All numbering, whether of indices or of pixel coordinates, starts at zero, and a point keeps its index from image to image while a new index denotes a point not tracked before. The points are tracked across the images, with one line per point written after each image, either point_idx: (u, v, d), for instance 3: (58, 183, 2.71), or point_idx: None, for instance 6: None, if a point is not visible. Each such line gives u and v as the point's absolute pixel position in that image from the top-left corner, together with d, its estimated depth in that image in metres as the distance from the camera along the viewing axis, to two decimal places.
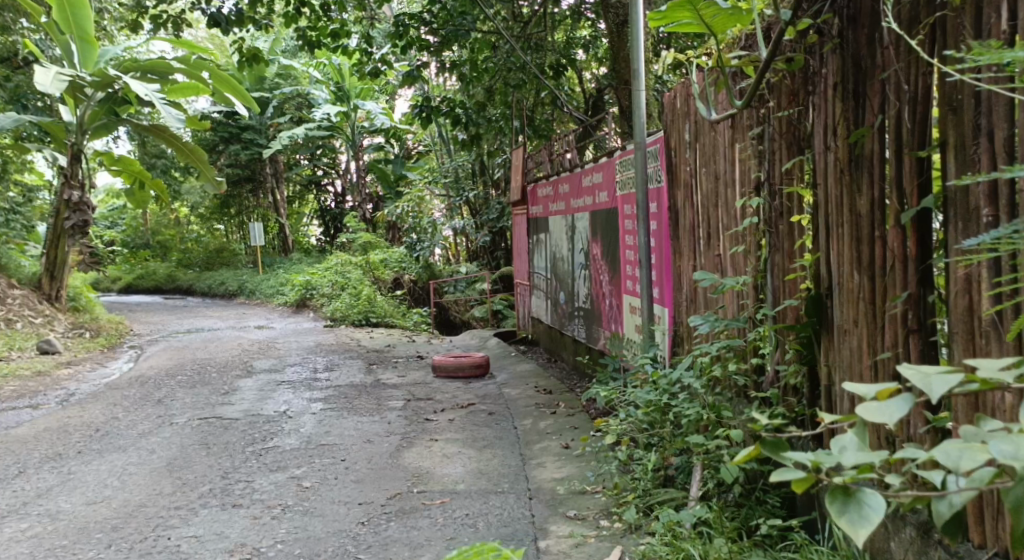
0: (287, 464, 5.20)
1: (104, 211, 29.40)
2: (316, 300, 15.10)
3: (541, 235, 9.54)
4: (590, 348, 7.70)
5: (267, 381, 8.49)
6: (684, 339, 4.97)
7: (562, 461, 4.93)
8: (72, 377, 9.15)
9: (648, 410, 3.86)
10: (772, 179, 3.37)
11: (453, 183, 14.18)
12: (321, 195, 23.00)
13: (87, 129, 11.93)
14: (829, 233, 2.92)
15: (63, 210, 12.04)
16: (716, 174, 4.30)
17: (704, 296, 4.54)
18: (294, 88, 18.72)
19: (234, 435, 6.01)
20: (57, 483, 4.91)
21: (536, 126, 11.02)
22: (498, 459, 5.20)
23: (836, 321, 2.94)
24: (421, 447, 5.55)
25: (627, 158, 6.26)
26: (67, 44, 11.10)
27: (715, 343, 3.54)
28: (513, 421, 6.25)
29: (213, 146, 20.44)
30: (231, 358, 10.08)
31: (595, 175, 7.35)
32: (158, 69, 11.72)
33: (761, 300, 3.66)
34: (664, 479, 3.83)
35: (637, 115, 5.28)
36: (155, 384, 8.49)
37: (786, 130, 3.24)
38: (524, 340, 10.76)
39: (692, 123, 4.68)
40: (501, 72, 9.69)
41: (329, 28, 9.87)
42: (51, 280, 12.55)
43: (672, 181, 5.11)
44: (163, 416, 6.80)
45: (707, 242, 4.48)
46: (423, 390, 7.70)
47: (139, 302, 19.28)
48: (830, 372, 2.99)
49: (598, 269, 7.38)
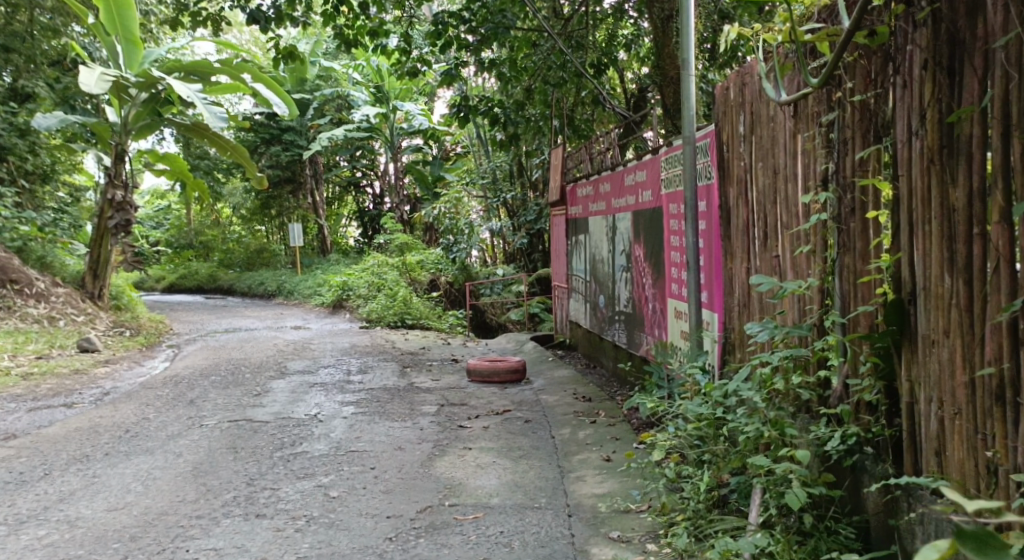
0: (315, 471, 4.97)
1: (149, 211, 29.63)
2: (353, 300, 14.93)
3: (580, 237, 9.25)
4: (632, 354, 7.38)
5: (300, 383, 8.29)
6: (735, 346, 4.67)
7: (604, 476, 4.64)
8: (108, 376, 9.04)
9: (701, 424, 3.56)
10: (842, 172, 3.09)
11: (491, 184, 13.92)
12: (359, 196, 22.90)
13: (131, 129, 11.80)
14: (915, 232, 2.64)
15: (107, 210, 12.05)
16: (773, 170, 4.01)
17: (759, 301, 4.26)
18: (334, 90, 18.60)
19: (263, 439, 5.80)
20: (80, 486, 4.72)
21: (576, 127, 10.68)
22: (535, 470, 4.92)
23: (921, 330, 2.67)
24: (454, 456, 5.28)
25: (674, 153, 5.96)
26: (112, 46, 11.10)
27: (777, 353, 3.27)
28: (549, 429, 5.97)
29: (255, 147, 20.44)
30: (266, 359, 9.92)
31: (638, 173, 7.05)
32: (200, 69, 11.61)
33: (827, 306, 3.37)
34: (717, 501, 3.53)
35: (686, 107, 5.00)
36: (189, 383, 8.34)
37: (861, 116, 2.97)
38: (562, 344, 10.48)
39: (746, 114, 4.39)
40: (542, 72, 9.45)
41: (368, 28, 9.64)
42: (94, 278, 12.50)
43: (724, 178, 4.81)
44: (194, 418, 6.62)
45: (763, 243, 4.19)
46: (458, 395, 7.44)
47: (181, 301, 19.30)
48: (912, 389, 2.72)
49: (640, 272, 7.07)
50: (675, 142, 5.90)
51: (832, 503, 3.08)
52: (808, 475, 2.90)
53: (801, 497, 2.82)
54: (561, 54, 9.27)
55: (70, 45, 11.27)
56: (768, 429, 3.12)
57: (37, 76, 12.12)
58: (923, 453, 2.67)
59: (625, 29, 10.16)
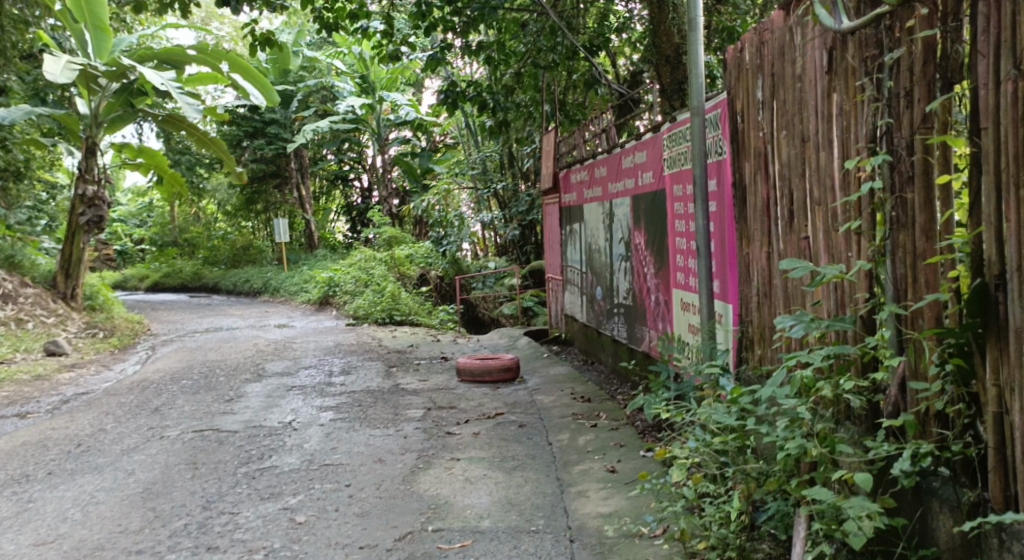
0: (282, 491, 4.39)
1: (130, 209, 28.82)
2: (339, 297, 14.31)
3: (575, 226, 8.68)
4: (633, 351, 6.83)
5: (277, 386, 7.71)
6: (753, 342, 4.14)
7: (609, 491, 4.09)
8: (72, 382, 8.42)
9: (730, 438, 2.99)
10: (904, 129, 2.59)
11: (481, 174, 13.28)
12: (347, 190, 22.27)
13: (102, 121, 11.26)
14: (1005, 198, 2.22)
15: (78, 206, 11.49)
16: (798, 138, 3.50)
17: (784, 290, 3.74)
18: (318, 81, 17.99)
19: (227, 453, 5.21)
20: (9, 515, 4.14)
21: (569, 111, 10.15)
22: (531, 485, 4.36)
23: (1013, 319, 2.21)
24: (440, 469, 4.71)
25: (679, 129, 5.37)
26: (82, 34, 10.46)
27: (820, 353, 2.73)
28: (546, 435, 5.40)
29: (237, 141, 19.73)
30: (242, 360, 9.32)
31: (638, 154, 6.47)
32: (173, 57, 10.97)
33: (877, 294, 2.83)
34: (747, 527, 2.95)
35: (694, 73, 4.43)
36: (157, 389, 7.75)
37: (927, 62, 2.49)
38: (557, 339, 9.91)
39: (765, 76, 3.84)
40: (531, 54, 8.94)
41: (347, 9, 8.93)
42: (66, 277, 11.83)
43: (736, 151, 4.27)
44: (155, 428, 6.03)
45: (788, 223, 3.66)
46: (446, 398, 6.86)
47: (164, 301, 18.65)
48: (1000, 394, 2.25)
49: (641, 261, 6.51)
50: (680, 117, 5.32)
51: (895, 535, 2.58)
52: (868, 507, 2.38)
53: (865, 536, 2.29)
54: (552, 35, 8.73)
55: (40, 34, 10.63)
56: (815, 445, 2.52)
57: (8, 69, 11.24)
58: (1019, 473, 2.20)
59: (617, 13, 9.48)
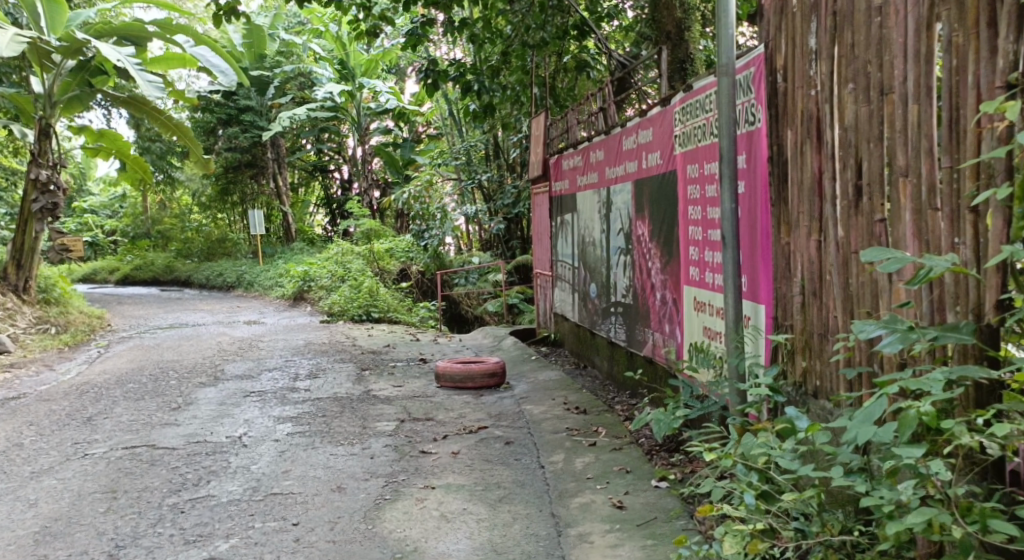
0: (214, 532, 3.56)
1: (103, 200, 27.57)
2: (314, 292, 13.39)
3: (567, 217, 7.87)
4: (633, 355, 6.05)
5: (233, 391, 6.85)
6: (793, 352, 3.35)
7: (619, 537, 3.30)
8: (6, 385, 7.53)
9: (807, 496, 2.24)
10: None
11: (465, 165, 12.37)
12: (327, 181, 21.32)
13: (58, 102, 10.33)
14: None
15: (30, 191, 10.57)
16: (871, 90, 2.72)
17: (843, 288, 2.96)
18: (295, 67, 16.94)
19: (157, 478, 4.36)
20: None
21: (558, 96, 9.20)
22: (520, 524, 3.55)
23: None
24: (410, 502, 3.87)
25: (695, 99, 4.56)
26: (33, 7, 9.55)
27: (939, 378, 1.98)
28: (537, 455, 4.60)
29: (211, 128, 18.75)
30: (200, 361, 8.43)
31: (642, 132, 5.66)
32: (133, 32, 9.97)
33: (1010, 293, 2.14)
34: None
35: (722, 24, 3.58)
36: (98, 394, 6.87)
37: None
38: (545, 340, 9.11)
39: (821, 17, 3.06)
40: (518, 33, 7.98)
41: None
42: (17, 268, 10.72)
43: (776, 116, 3.46)
44: (80, 444, 5.16)
45: (852, 203, 2.88)
46: (422, 407, 6.04)
47: (131, 294, 17.67)
48: None
49: (644, 253, 5.71)
50: (698, 84, 4.50)
51: None
52: None
53: None
54: (541, 12, 7.78)
55: None
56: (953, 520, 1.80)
57: None
58: None
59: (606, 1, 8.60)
